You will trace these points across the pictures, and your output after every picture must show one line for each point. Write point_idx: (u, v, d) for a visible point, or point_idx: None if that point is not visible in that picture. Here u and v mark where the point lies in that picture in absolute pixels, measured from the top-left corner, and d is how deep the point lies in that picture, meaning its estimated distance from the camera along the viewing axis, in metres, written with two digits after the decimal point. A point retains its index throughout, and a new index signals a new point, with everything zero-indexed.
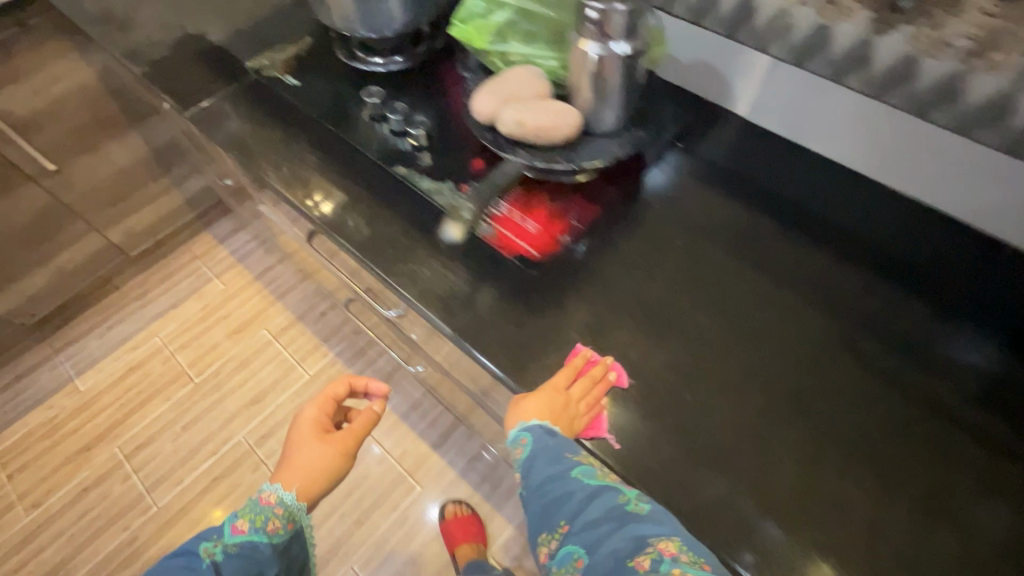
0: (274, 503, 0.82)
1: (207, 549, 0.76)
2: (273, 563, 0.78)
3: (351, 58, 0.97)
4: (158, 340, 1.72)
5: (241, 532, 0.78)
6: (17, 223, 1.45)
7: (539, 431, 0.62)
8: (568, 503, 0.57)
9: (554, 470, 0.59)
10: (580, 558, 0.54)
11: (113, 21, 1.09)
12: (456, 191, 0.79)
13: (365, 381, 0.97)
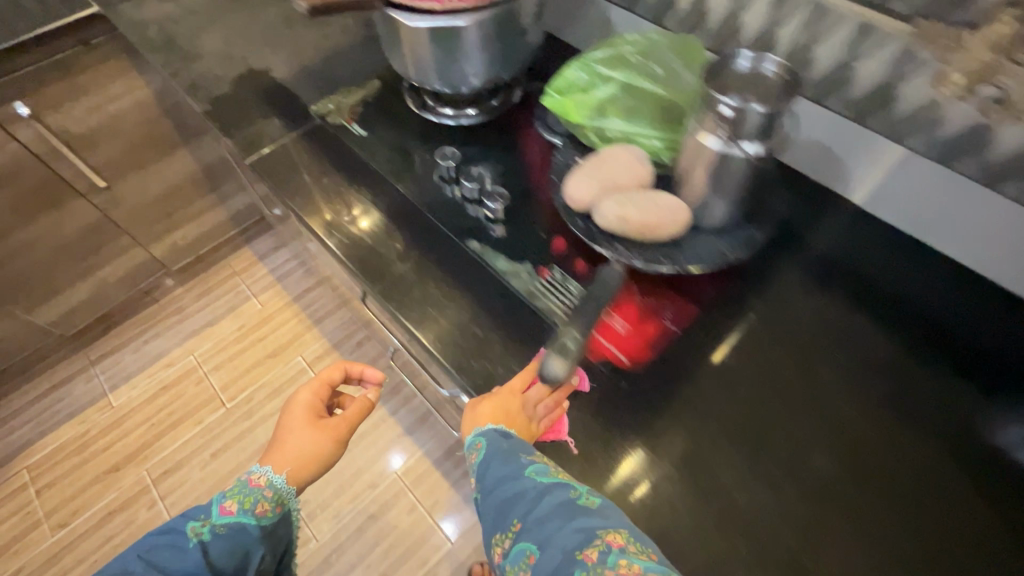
0: (265, 485, 0.73)
1: (190, 529, 0.67)
2: (261, 548, 0.69)
3: (423, 108, 0.91)
4: (193, 359, 1.69)
5: (228, 513, 0.69)
6: (65, 238, 1.43)
7: (494, 433, 0.58)
8: (520, 500, 0.51)
9: (507, 469, 0.54)
10: (530, 557, 0.47)
11: (177, 52, 1.04)
12: (535, 276, 0.72)
13: (361, 366, 0.90)
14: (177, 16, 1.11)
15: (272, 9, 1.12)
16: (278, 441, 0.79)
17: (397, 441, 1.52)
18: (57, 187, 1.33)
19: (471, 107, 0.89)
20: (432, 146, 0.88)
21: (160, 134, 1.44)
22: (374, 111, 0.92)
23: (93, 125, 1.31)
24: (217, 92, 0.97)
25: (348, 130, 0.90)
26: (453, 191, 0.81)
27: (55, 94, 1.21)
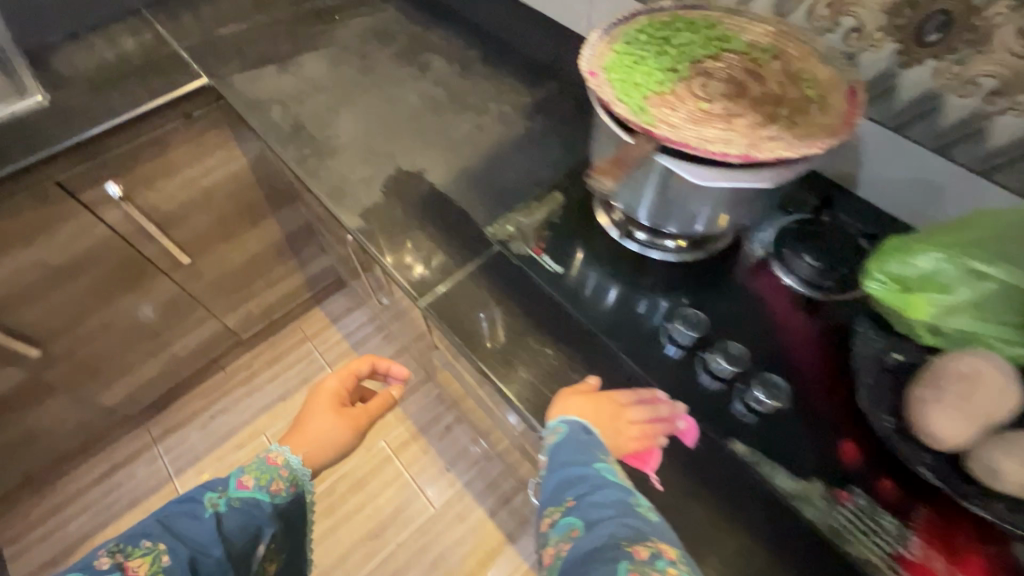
0: (281, 464, 0.73)
1: (206, 498, 0.66)
2: (272, 527, 0.68)
3: (619, 235, 0.76)
4: (265, 440, 1.53)
5: (243, 487, 0.68)
6: (140, 317, 1.27)
7: (575, 424, 0.57)
8: (580, 483, 0.51)
9: (578, 456, 0.54)
10: (574, 530, 0.48)
11: (309, 143, 0.89)
12: (833, 504, 0.55)
13: (388, 363, 0.91)
14: (301, 94, 0.95)
15: (412, 88, 0.96)
16: (298, 424, 0.81)
17: (499, 550, 1.36)
18: (140, 265, 1.18)
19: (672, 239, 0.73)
20: (660, 304, 0.72)
21: (250, 205, 1.28)
22: (566, 237, 0.76)
23: (184, 200, 1.15)
24: (366, 201, 0.81)
25: (538, 263, 0.74)
26: (695, 364, 0.65)
27: (148, 171, 1.05)
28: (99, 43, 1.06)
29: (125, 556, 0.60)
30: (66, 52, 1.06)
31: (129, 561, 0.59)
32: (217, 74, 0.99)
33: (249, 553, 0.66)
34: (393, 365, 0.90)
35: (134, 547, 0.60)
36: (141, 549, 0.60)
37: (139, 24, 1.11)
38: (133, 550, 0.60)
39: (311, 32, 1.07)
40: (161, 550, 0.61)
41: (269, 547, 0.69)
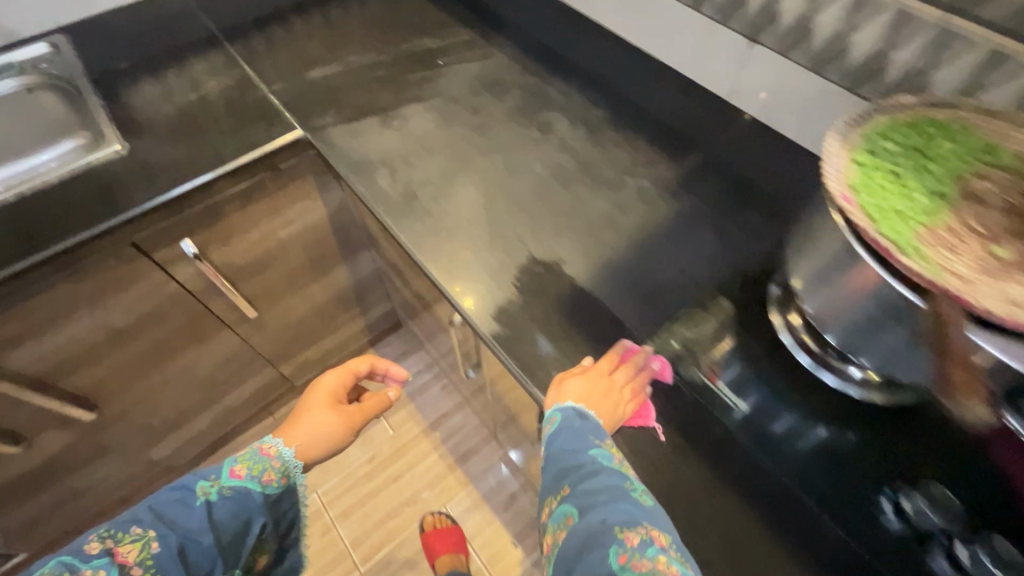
0: (274, 455, 0.72)
1: (197, 485, 0.64)
2: (262, 516, 0.67)
3: (792, 344, 0.64)
4: (316, 498, 1.42)
5: (234, 476, 0.67)
6: (198, 372, 1.16)
7: (569, 408, 0.58)
8: (576, 469, 0.53)
9: (571, 444, 0.55)
10: (570, 518, 0.49)
11: (424, 220, 0.77)
12: None
13: (386, 364, 0.91)
14: (408, 155, 0.84)
15: (535, 153, 0.84)
16: (293, 420, 0.80)
17: None
18: (206, 321, 1.07)
19: (859, 369, 0.59)
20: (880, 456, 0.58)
21: (322, 255, 1.16)
22: (743, 361, 0.64)
23: (258, 254, 1.04)
24: (496, 298, 0.70)
25: (717, 396, 0.62)
26: (934, 548, 0.52)
27: (226, 227, 0.94)
28: (177, 80, 0.95)
29: (113, 541, 0.57)
30: (141, 87, 0.94)
31: (119, 547, 0.57)
32: (312, 125, 0.88)
33: (240, 543, 0.64)
34: (390, 367, 0.91)
35: (122, 533, 0.58)
36: (131, 533, 0.58)
37: (218, 58, 1.00)
38: (122, 535, 0.58)
39: (413, 80, 0.95)
40: (151, 536, 0.58)
41: (261, 537, 0.67)
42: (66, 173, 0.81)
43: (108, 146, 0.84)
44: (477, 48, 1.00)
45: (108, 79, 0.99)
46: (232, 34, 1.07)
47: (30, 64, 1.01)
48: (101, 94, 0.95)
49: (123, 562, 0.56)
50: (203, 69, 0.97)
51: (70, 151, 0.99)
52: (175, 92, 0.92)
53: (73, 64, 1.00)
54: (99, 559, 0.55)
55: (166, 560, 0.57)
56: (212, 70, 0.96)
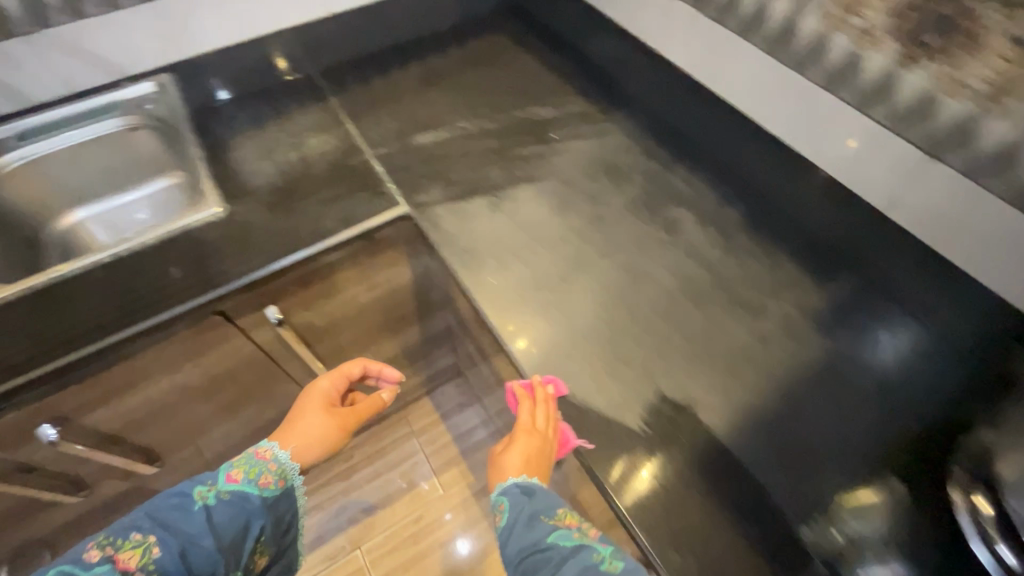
0: (270, 459, 0.71)
1: (194, 489, 0.65)
2: (261, 519, 0.67)
3: (971, 532, 0.53)
4: (359, 555, 1.36)
5: (230, 478, 0.67)
6: (260, 423, 1.12)
7: (517, 491, 0.58)
8: (542, 565, 0.50)
9: (529, 538, 0.53)
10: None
11: (538, 330, 0.69)
12: None
13: (381, 363, 0.88)
14: (519, 248, 0.76)
15: (660, 259, 0.75)
16: (290, 422, 0.79)
17: None
18: (276, 380, 1.02)
19: None
20: None
21: (399, 317, 1.10)
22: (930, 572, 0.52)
23: (338, 317, 0.98)
24: (620, 441, 0.61)
25: None
26: None
27: (312, 294, 0.88)
28: (280, 133, 0.91)
29: (114, 546, 0.58)
30: (243, 139, 0.90)
31: (120, 554, 0.58)
32: (416, 202, 0.81)
33: (240, 545, 0.64)
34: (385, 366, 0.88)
35: (122, 539, 0.59)
36: (132, 539, 0.59)
37: (322, 108, 0.95)
38: (123, 541, 0.59)
39: (525, 156, 0.88)
40: (151, 542, 0.59)
41: (262, 539, 0.67)
42: (162, 236, 0.77)
43: (207, 209, 0.79)
44: (594, 124, 0.92)
45: (210, 123, 0.94)
46: (337, 82, 1.03)
47: (131, 101, 0.96)
48: (201, 138, 0.90)
49: (125, 567, 0.57)
50: (307, 123, 0.92)
51: (173, 198, 1.01)
52: (276, 149, 0.88)
53: (177, 107, 0.96)
54: (101, 564, 0.56)
55: (167, 562, 0.59)
56: (316, 125, 0.92)
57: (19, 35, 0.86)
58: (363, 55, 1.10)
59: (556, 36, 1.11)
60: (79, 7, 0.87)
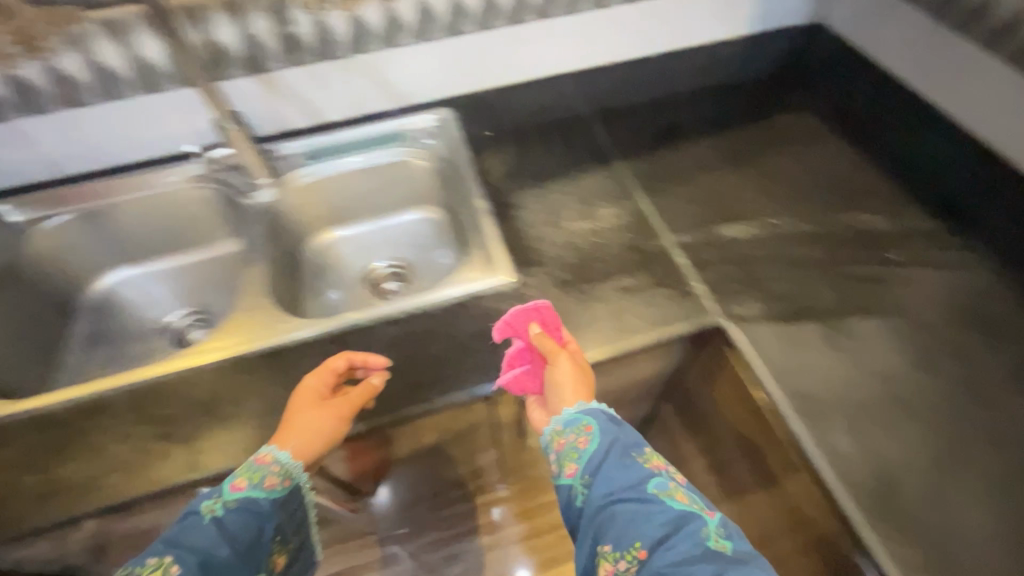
0: (271, 461, 0.57)
1: (200, 505, 0.53)
2: (270, 523, 0.55)
3: None
4: None
5: (234, 488, 0.55)
6: (434, 492, 1.02)
7: (604, 421, 0.59)
8: (639, 517, 0.51)
9: (619, 478, 0.54)
10: (638, 551, 0.49)
11: (926, 544, 0.54)
12: None
13: (364, 356, 0.65)
14: (875, 410, 0.62)
15: None
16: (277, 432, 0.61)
17: None
18: (476, 458, 0.92)
19: None
20: None
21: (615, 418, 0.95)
22: None
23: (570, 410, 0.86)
24: None
25: None
26: None
27: None
28: (565, 194, 0.82)
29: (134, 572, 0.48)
30: (527, 195, 0.83)
31: None
32: (733, 314, 0.69)
33: (257, 554, 0.53)
34: (370, 358, 0.65)
35: (141, 564, 0.48)
36: (148, 563, 0.48)
37: (608, 172, 0.86)
38: (143, 566, 0.48)
39: (861, 279, 0.73)
40: (169, 562, 0.48)
41: (276, 540, 0.56)
42: (453, 300, 0.70)
43: (467, 283, 0.71)
44: (946, 252, 0.76)
45: (491, 170, 0.89)
46: (616, 140, 0.93)
47: (414, 131, 0.94)
48: (482, 186, 0.85)
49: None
50: (594, 187, 0.83)
51: (433, 237, 0.96)
52: (564, 214, 0.80)
53: (457, 145, 0.92)
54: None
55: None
56: (605, 193, 0.82)
57: (333, 57, 0.86)
58: (640, 112, 1.01)
59: (871, 130, 0.95)
60: (393, 37, 0.87)
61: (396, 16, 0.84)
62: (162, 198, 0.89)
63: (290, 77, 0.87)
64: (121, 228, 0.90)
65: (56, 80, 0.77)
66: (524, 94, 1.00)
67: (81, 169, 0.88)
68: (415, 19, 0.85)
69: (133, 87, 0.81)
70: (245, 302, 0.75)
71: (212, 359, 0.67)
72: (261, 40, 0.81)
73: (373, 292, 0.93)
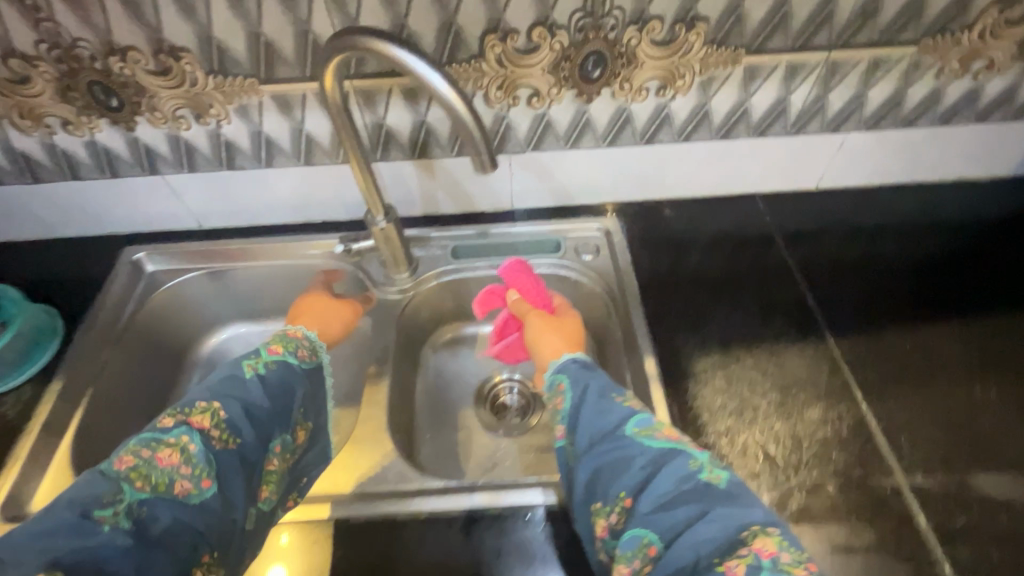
0: (299, 337, 0.64)
1: (242, 362, 0.58)
2: (301, 386, 0.60)
3: None
4: None
5: (273, 352, 0.60)
6: None
7: (575, 372, 0.59)
8: (624, 466, 0.49)
9: (599, 426, 0.53)
10: (622, 500, 0.48)
11: None
12: None
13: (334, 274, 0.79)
14: None
15: None
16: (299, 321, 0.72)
17: None
18: None
19: None
20: None
21: None
22: None
23: None
24: None
25: None
26: None
27: None
28: (758, 377, 0.65)
29: (181, 414, 0.52)
30: (710, 368, 0.66)
31: (192, 418, 0.51)
32: None
33: (289, 412, 0.58)
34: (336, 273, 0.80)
35: (189, 406, 0.53)
36: (197, 405, 0.52)
37: (816, 353, 0.67)
38: (190, 409, 0.52)
39: None
40: (218, 407, 0.53)
41: (302, 410, 0.60)
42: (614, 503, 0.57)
43: (490, 492, 0.59)
44: None
45: (661, 310, 0.73)
46: (821, 301, 0.74)
47: (572, 240, 0.80)
48: (652, 339, 0.69)
49: (201, 429, 0.51)
50: (798, 375, 0.65)
51: None
52: (757, 408, 0.62)
53: (625, 267, 0.77)
54: (177, 429, 0.50)
55: (238, 418, 0.53)
56: (812, 386, 0.64)
57: (504, 153, 0.75)
58: (856, 256, 0.79)
59: None
60: (576, 141, 0.74)
61: (588, 120, 0.71)
62: (291, 269, 0.81)
63: (452, 165, 0.77)
64: (242, 287, 0.83)
65: (217, 144, 0.71)
66: (708, 214, 0.83)
67: (219, 226, 0.83)
68: (608, 126, 0.72)
69: (289, 160, 0.74)
70: (360, 436, 0.66)
71: (321, 518, 0.58)
72: (433, 129, 0.71)
73: (489, 411, 0.80)
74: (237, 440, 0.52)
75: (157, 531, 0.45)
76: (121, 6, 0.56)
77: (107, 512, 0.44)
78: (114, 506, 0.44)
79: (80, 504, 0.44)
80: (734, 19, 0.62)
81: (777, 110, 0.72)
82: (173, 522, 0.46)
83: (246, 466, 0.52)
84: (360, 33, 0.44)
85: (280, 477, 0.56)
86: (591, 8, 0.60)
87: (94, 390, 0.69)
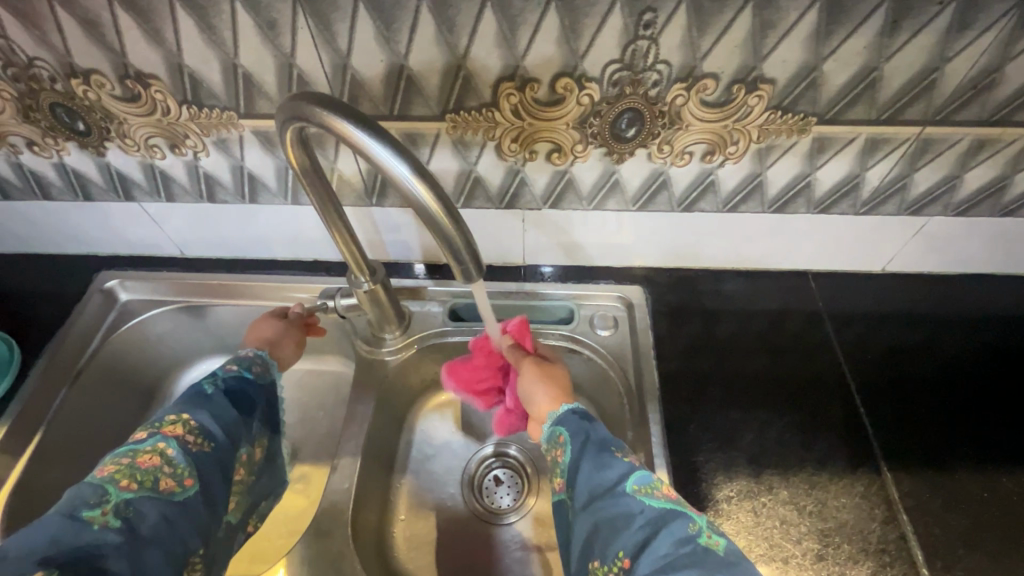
0: (253, 353, 0.57)
1: (202, 381, 0.52)
2: (262, 404, 0.55)
3: None
4: None
5: (227, 370, 0.54)
6: None
7: (574, 422, 0.51)
8: (622, 523, 0.41)
9: (594, 481, 0.45)
10: (621, 562, 0.40)
11: None
12: None
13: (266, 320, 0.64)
14: None
15: None
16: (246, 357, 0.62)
17: None
18: None
19: None
20: None
21: None
22: None
23: None
24: None
25: None
26: None
27: None
28: (793, 515, 0.54)
29: (152, 426, 0.46)
30: (735, 496, 0.55)
31: (163, 428, 0.46)
32: None
33: (252, 426, 0.53)
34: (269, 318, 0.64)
35: (157, 420, 0.47)
36: (166, 416, 0.47)
37: (867, 491, 0.56)
38: (159, 421, 0.47)
39: None
40: (186, 416, 0.47)
41: (263, 425, 0.55)
42: None
43: None
44: None
45: (683, 409, 0.62)
46: (876, 417, 0.61)
47: (588, 309, 0.70)
48: (669, 449, 0.58)
49: (175, 437, 0.46)
50: (842, 519, 0.54)
51: None
52: (789, 557, 0.51)
53: (646, 351, 0.66)
54: (151, 438, 0.45)
55: (211, 424, 0.48)
56: (860, 538, 0.53)
57: (516, 208, 0.64)
58: (926, 361, 0.66)
59: None
60: (601, 202, 0.63)
61: (617, 180, 0.60)
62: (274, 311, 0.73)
63: None
64: (221, 327, 0.75)
65: (195, 176, 0.63)
66: (751, 291, 0.71)
67: (204, 255, 0.76)
68: (641, 189, 0.61)
69: (275, 198, 0.65)
70: (317, 517, 0.59)
71: None
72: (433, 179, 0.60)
73: (472, 496, 0.70)
74: (213, 443, 0.47)
75: (150, 528, 0.40)
76: (79, 26, 0.49)
77: (95, 513, 0.39)
78: (102, 506, 0.39)
79: (65, 510, 0.39)
80: (809, 82, 0.50)
81: (847, 187, 0.60)
82: (162, 520, 0.41)
83: (223, 468, 0.47)
84: (309, 102, 0.37)
85: (246, 486, 0.52)
86: (630, 60, 0.49)
87: (45, 430, 0.64)
